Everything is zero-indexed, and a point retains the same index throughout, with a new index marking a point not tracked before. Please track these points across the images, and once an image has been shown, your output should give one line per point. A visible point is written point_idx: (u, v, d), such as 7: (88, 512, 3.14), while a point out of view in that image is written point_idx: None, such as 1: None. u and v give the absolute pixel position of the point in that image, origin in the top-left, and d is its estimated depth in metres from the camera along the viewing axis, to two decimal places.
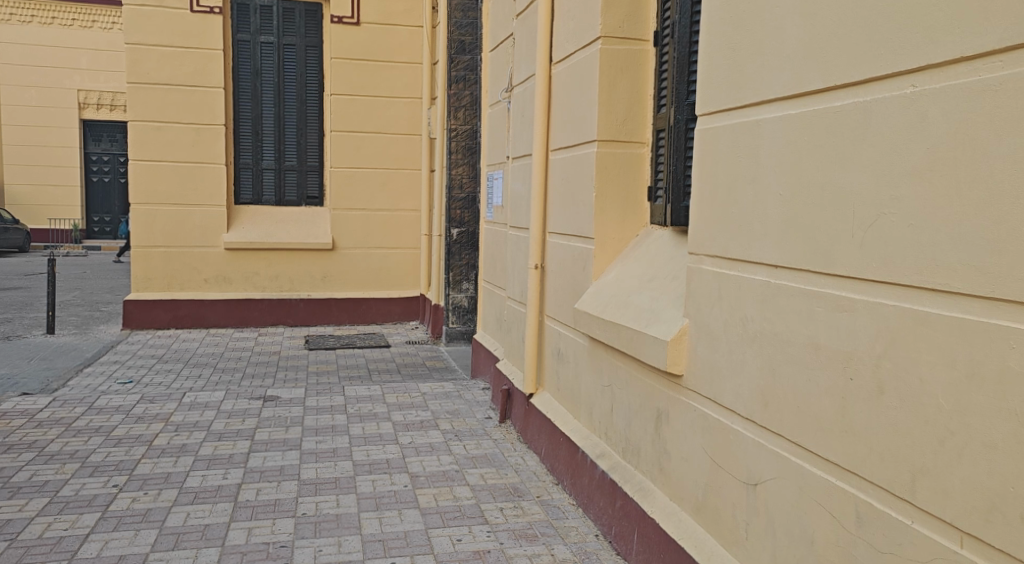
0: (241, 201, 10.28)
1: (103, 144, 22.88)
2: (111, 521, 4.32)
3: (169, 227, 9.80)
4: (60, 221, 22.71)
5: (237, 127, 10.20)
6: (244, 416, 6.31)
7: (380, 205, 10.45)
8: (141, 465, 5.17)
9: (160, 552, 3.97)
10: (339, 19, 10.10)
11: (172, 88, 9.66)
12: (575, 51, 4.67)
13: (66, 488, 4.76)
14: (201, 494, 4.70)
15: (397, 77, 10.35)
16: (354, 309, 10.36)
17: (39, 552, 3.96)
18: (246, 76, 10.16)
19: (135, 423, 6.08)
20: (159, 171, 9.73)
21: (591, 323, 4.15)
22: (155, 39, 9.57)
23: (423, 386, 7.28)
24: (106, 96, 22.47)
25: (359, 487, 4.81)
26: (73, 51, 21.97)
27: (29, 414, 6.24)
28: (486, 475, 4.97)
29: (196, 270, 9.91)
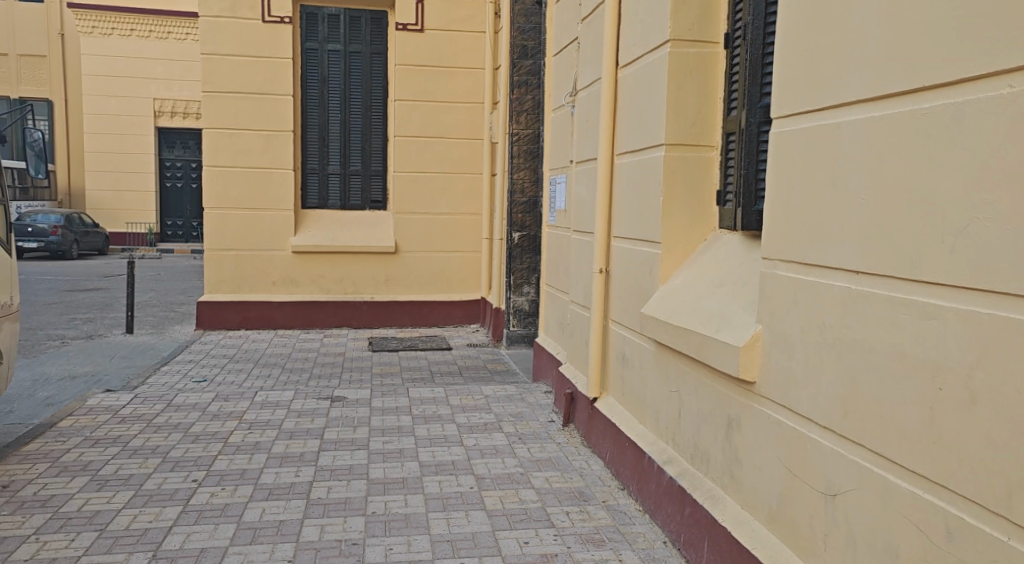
0: (308, 206, 10.50)
1: (177, 150, 23.60)
2: (191, 515, 4.46)
3: (239, 231, 10.08)
4: (137, 224, 23.59)
5: (305, 133, 10.43)
6: (314, 416, 6.44)
7: (443, 209, 10.54)
8: (218, 461, 5.33)
9: (238, 546, 4.09)
10: (403, 26, 10.24)
11: (244, 96, 9.95)
12: (643, 55, 4.66)
13: (149, 482, 4.94)
14: (275, 491, 4.82)
15: (460, 82, 10.42)
16: (416, 312, 10.50)
17: (126, 542, 4.12)
18: (314, 84, 10.39)
19: (211, 420, 6.27)
20: (231, 176, 10.02)
21: (659, 329, 4.13)
22: (228, 48, 9.87)
23: (486, 389, 7.33)
24: (181, 104, 23.19)
25: (426, 488, 4.88)
26: (150, 61, 22.73)
27: (113, 410, 6.50)
28: (551, 479, 4.98)
29: (265, 273, 10.16)
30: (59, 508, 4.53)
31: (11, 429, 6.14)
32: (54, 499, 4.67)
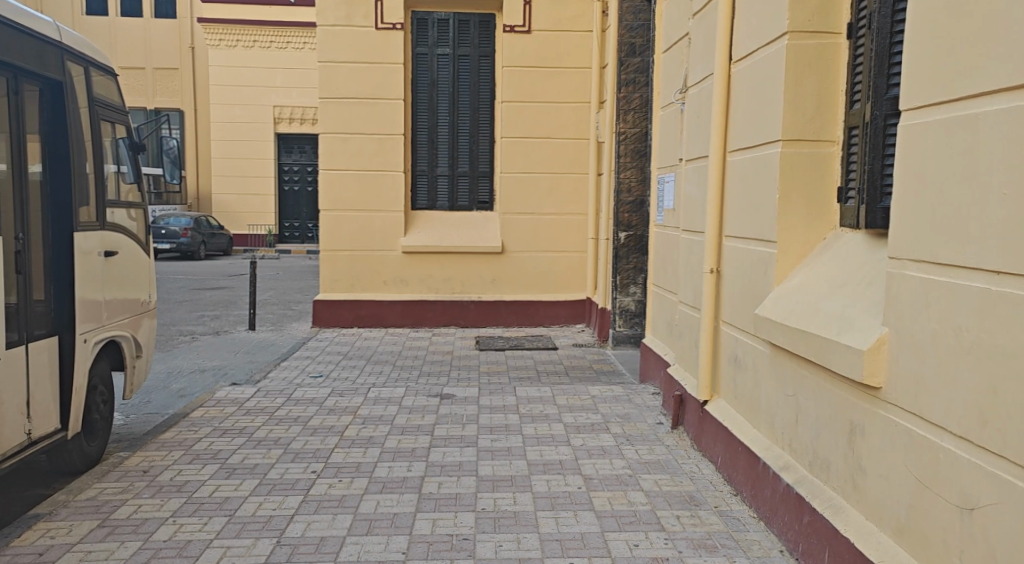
0: (417, 207, 10.74)
1: (295, 155, 24.56)
2: (312, 504, 4.64)
3: (352, 232, 10.41)
4: (258, 226, 24.72)
5: (414, 136, 10.67)
6: (424, 412, 6.58)
7: (549, 210, 10.55)
8: (335, 454, 5.52)
9: (355, 536, 4.22)
10: (511, 28, 10.33)
11: (358, 101, 10.27)
12: (759, 49, 4.53)
13: (272, 471, 5.17)
14: (388, 484, 4.95)
15: (566, 82, 10.40)
16: (522, 312, 10.56)
17: (253, 528, 4.32)
18: (424, 88, 10.61)
19: (328, 414, 6.49)
20: (344, 179, 10.35)
21: (774, 331, 4.01)
22: (344, 55, 10.21)
23: (593, 389, 7.30)
24: (299, 110, 24.11)
25: (535, 486, 4.90)
26: (270, 70, 23.75)
27: (238, 403, 6.82)
28: (660, 482, 4.91)
29: (377, 272, 10.45)
30: (192, 494, 4.80)
31: (148, 418, 6.56)
32: (188, 485, 4.95)
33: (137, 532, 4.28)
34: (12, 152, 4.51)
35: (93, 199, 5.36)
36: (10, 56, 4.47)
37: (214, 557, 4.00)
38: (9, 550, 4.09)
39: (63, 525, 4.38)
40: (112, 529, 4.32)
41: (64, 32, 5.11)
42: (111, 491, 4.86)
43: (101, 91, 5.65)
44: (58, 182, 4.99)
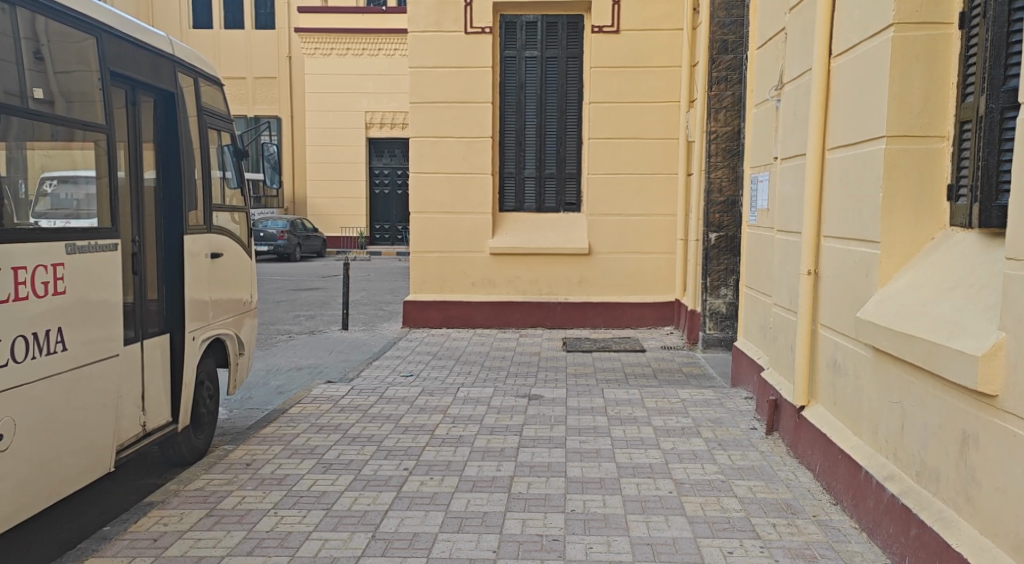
0: (505, 209, 10.80)
1: (385, 158, 25.09)
2: (404, 500, 4.73)
3: (441, 234, 10.56)
4: (350, 228, 25.35)
5: (502, 138, 10.73)
6: (512, 413, 6.61)
7: (637, 211, 10.43)
8: (426, 451, 5.60)
9: (447, 533, 4.28)
10: (599, 29, 10.27)
11: (447, 105, 10.42)
12: (861, 42, 4.38)
13: (366, 468, 5.28)
14: (478, 483, 5.00)
15: (655, 81, 10.28)
16: (609, 313, 10.47)
17: (349, 522, 4.43)
18: (512, 90, 10.66)
19: (418, 413, 6.60)
20: (434, 182, 10.52)
21: (879, 336, 3.85)
22: (434, 60, 10.38)
23: (683, 392, 7.19)
24: (389, 115, 24.55)
25: (624, 489, 4.85)
26: (362, 77, 24.35)
27: (333, 400, 7.01)
28: (755, 488, 4.79)
29: (465, 273, 10.57)
30: (292, 487, 4.96)
31: (250, 414, 6.81)
32: (288, 478, 5.11)
33: (241, 522, 4.44)
34: (130, 160, 4.74)
35: (200, 203, 5.59)
36: (128, 69, 4.71)
37: (313, 549, 4.11)
38: (126, 535, 4.31)
39: (174, 514, 4.58)
40: (219, 518, 4.50)
41: (176, 45, 5.35)
42: (217, 482, 5.07)
43: (209, 101, 5.89)
44: (170, 188, 5.23)
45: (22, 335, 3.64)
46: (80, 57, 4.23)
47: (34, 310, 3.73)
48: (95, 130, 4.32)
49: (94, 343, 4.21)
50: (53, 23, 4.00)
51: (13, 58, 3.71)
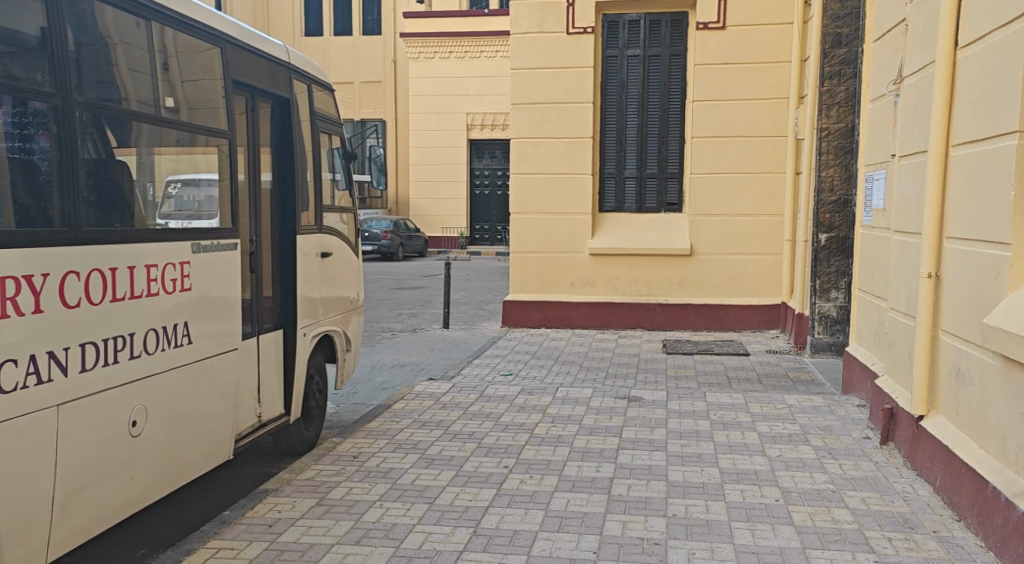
0: (605, 209, 10.73)
1: (486, 160, 25.37)
2: (505, 498, 4.77)
3: (541, 234, 10.62)
4: (451, 228, 25.73)
5: (603, 138, 10.67)
6: (612, 414, 6.56)
7: (742, 211, 10.17)
8: (526, 450, 5.64)
9: (548, 532, 4.29)
10: (705, 25, 10.07)
11: (548, 106, 10.46)
12: (990, 33, 4.16)
13: (468, 464, 5.36)
14: (578, 483, 4.99)
15: (763, 78, 9.99)
16: (712, 315, 10.26)
17: (451, 517, 4.50)
18: (613, 89, 10.59)
19: (518, 412, 6.64)
20: (534, 183, 10.58)
21: (1008, 343, 3.64)
22: (535, 62, 10.44)
23: (790, 398, 6.97)
24: (490, 116, 24.77)
25: (728, 496, 4.75)
26: (464, 79, 24.71)
27: (435, 397, 7.14)
28: (868, 500, 4.60)
29: (564, 274, 10.59)
30: (397, 480, 5.08)
31: (355, 408, 7.02)
32: (392, 471, 5.24)
33: (349, 512, 4.58)
34: (249, 164, 4.96)
35: (312, 204, 5.79)
36: (248, 77, 4.93)
37: (417, 541, 4.20)
38: (244, 520, 4.51)
39: (287, 502, 4.77)
40: (328, 508, 4.66)
41: (292, 53, 5.56)
42: (326, 473, 5.25)
43: (321, 106, 6.10)
44: (284, 190, 5.44)
45: (152, 328, 3.86)
46: (205, 67, 4.45)
47: (164, 304, 3.95)
48: (218, 135, 4.54)
49: (215, 336, 4.43)
50: (181, 35, 4.21)
51: (146, 68, 3.93)
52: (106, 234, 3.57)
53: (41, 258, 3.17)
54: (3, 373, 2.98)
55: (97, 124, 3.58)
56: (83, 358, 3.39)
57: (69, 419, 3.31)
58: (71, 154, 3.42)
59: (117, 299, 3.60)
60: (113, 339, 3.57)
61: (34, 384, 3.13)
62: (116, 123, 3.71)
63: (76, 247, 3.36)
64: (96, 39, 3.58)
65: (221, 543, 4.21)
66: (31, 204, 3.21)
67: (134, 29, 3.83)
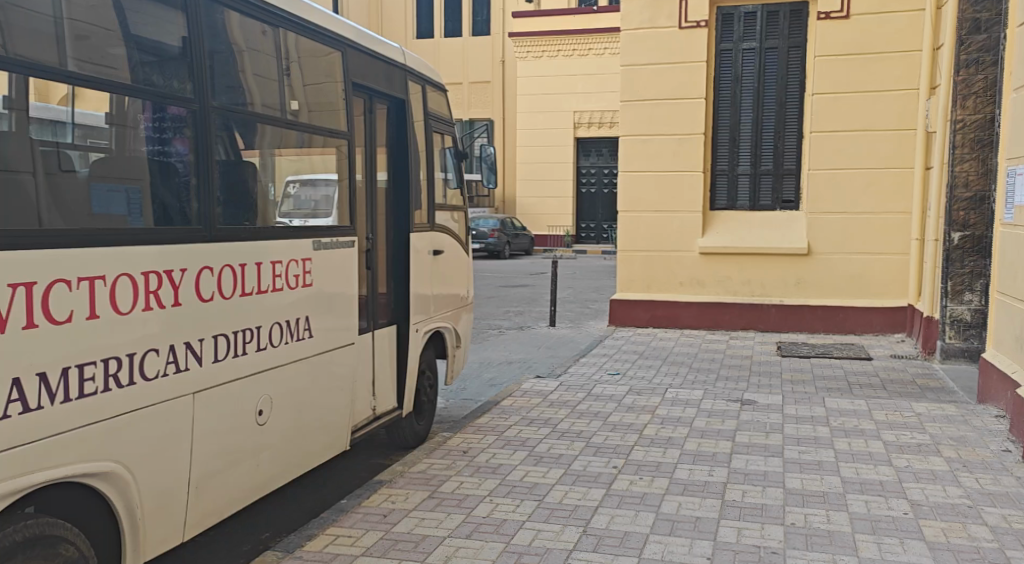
0: (716, 207, 10.46)
1: (593, 158, 25.18)
2: (615, 498, 4.72)
3: (650, 233, 10.48)
4: (558, 227, 25.68)
5: (715, 134, 10.41)
6: (724, 417, 6.39)
7: (865, 209, 9.71)
8: (635, 451, 5.56)
9: (659, 535, 4.21)
10: (826, 15, 9.68)
11: (659, 102, 10.29)
12: None
13: (576, 463, 5.33)
14: (690, 487, 4.88)
15: (890, 68, 9.50)
16: (830, 317, 9.86)
17: (561, 515, 4.48)
18: (726, 84, 10.31)
19: (626, 412, 6.57)
20: (643, 181, 10.45)
21: None
22: (646, 57, 10.31)
23: (918, 406, 6.60)
24: (597, 114, 24.62)
25: (852, 506, 4.53)
26: (572, 77, 24.67)
27: (543, 394, 7.15)
28: (1009, 518, 4.30)
29: (674, 273, 10.41)
30: (506, 476, 5.10)
31: (464, 404, 7.11)
32: (502, 467, 5.28)
33: (460, 506, 4.64)
34: (366, 164, 5.08)
35: (425, 203, 5.88)
36: (367, 80, 5.06)
37: (527, 538, 4.20)
38: (360, 509, 4.63)
39: (401, 493, 4.87)
40: (440, 500, 4.72)
41: (408, 55, 5.67)
42: (438, 466, 5.33)
43: (434, 106, 6.19)
44: (399, 189, 5.55)
45: (277, 322, 4.01)
46: (327, 70, 4.59)
47: (286, 300, 4.10)
48: (338, 136, 4.68)
49: (334, 330, 4.57)
50: (304, 41, 4.35)
51: (272, 73, 4.07)
52: (235, 232, 3.73)
53: (179, 255, 3.35)
54: (147, 361, 3.16)
55: (227, 128, 3.73)
56: (216, 348, 3.55)
57: (203, 407, 3.47)
58: (207, 156, 3.58)
59: (246, 294, 3.76)
60: (242, 332, 3.73)
61: (173, 372, 3.30)
62: (243, 126, 3.85)
63: (209, 245, 3.53)
64: (226, 46, 3.73)
65: (339, 531, 4.33)
66: (172, 205, 3.38)
67: (260, 36, 3.98)
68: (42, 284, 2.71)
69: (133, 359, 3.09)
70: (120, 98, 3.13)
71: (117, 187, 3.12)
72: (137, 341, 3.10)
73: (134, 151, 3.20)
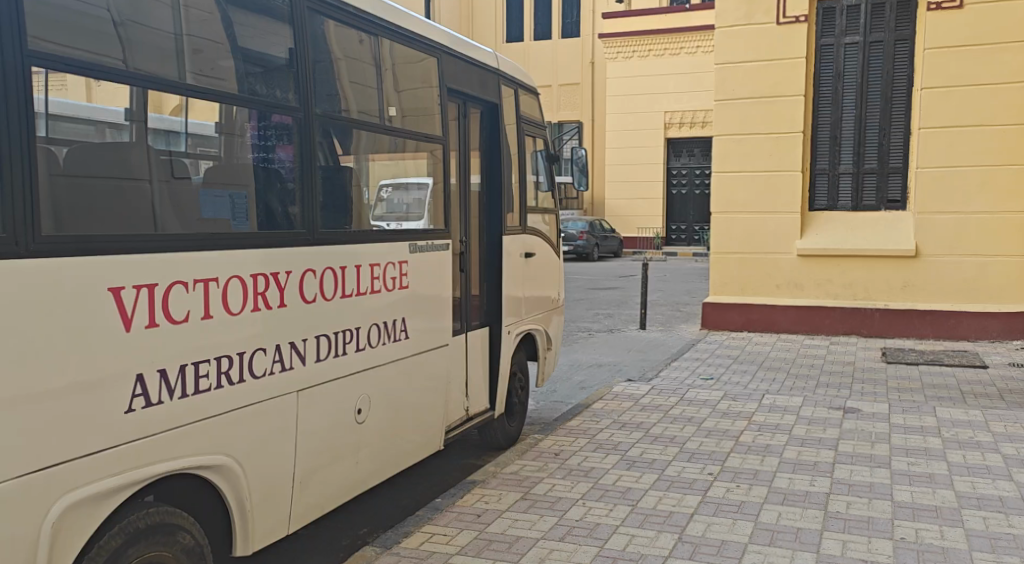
0: (816, 207, 10.15)
1: (683, 159, 24.91)
2: (711, 506, 4.64)
3: (745, 234, 10.25)
4: (648, 229, 25.35)
5: (814, 132, 10.11)
6: (825, 425, 6.20)
7: (978, 208, 9.24)
8: (732, 458, 5.45)
9: (758, 545, 4.11)
10: (937, 5, 9.25)
11: (755, 100, 10.06)
12: None
13: (670, 469, 5.26)
14: (791, 496, 4.75)
15: (1007, 60, 9.00)
16: (940, 323, 9.41)
17: (656, 521, 4.44)
18: (827, 80, 10.00)
19: (722, 417, 6.44)
20: (738, 181, 10.24)
21: None
22: (742, 55, 10.09)
23: None
24: (689, 114, 24.26)
25: (968, 523, 4.32)
26: (663, 77, 24.38)
27: (634, 398, 7.09)
28: None
29: (770, 276, 10.16)
30: (598, 480, 5.08)
31: (555, 406, 7.12)
32: (594, 471, 5.26)
33: (553, 509, 4.64)
34: (460, 167, 5.16)
35: (517, 205, 5.92)
36: (462, 85, 5.13)
37: (621, 542, 4.18)
38: (454, 508, 4.70)
39: (494, 493, 4.91)
40: (533, 502, 4.74)
41: (501, 59, 5.72)
42: (530, 468, 5.35)
43: (527, 109, 6.23)
44: (493, 191, 5.60)
45: (375, 323, 4.12)
46: (423, 76, 4.68)
47: (384, 301, 4.20)
48: (433, 140, 4.76)
49: (429, 332, 4.65)
50: (399, 47, 4.44)
51: (370, 80, 4.16)
52: (336, 236, 3.84)
53: (284, 258, 3.48)
54: (255, 360, 3.29)
55: (327, 135, 3.83)
56: (318, 348, 3.67)
57: (307, 404, 3.59)
58: (311, 162, 3.71)
59: (346, 295, 3.88)
60: (342, 332, 3.84)
61: (279, 370, 3.43)
62: (343, 133, 3.95)
63: (311, 248, 3.65)
64: (326, 56, 3.84)
65: (434, 528, 4.40)
66: (278, 211, 3.51)
67: (358, 45, 4.08)
68: (162, 286, 2.86)
69: (243, 357, 3.22)
70: (228, 107, 3.25)
71: (222, 193, 3.23)
72: (246, 340, 3.24)
73: (241, 158, 3.32)
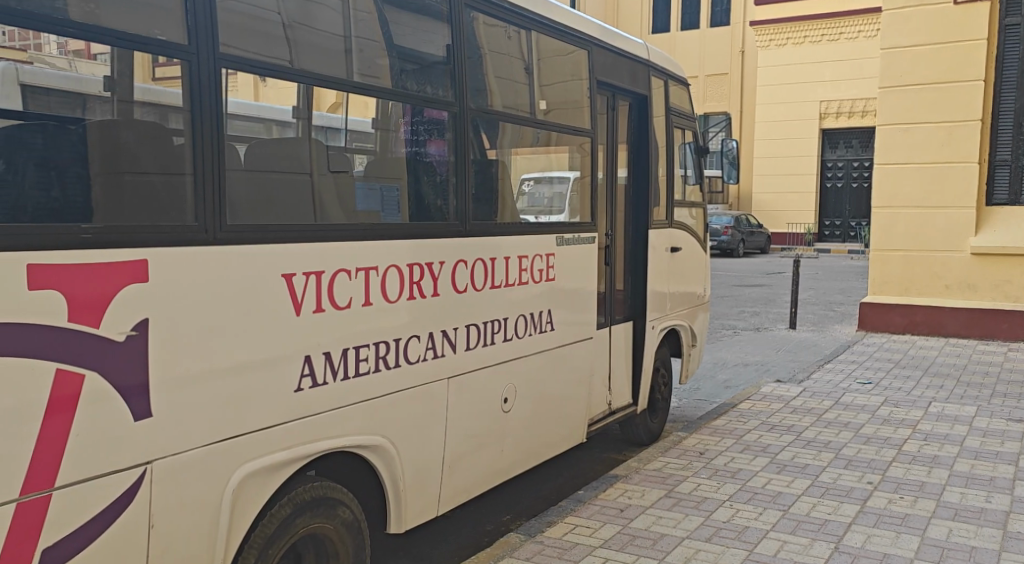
0: (994, 202, 9.38)
1: (840, 150, 23.78)
2: (871, 516, 4.40)
3: (910, 230, 9.65)
4: (798, 224, 24.27)
5: (995, 121, 9.30)
6: (1003, 438, 5.73)
7: None
8: (894, 467, 5.15)
9: (926, 561, 3.87)
10: None
11: (926, 87, 9.44)
12: None
13: (825, 475, 5.04)
14: (963, 512, 4.44)
15: None
16: None
17: (809, 528, 4.26)
18: (1012, 62, 9.12)
19: (882, 424, 6.09)
20: (904, 174, 9.66)
21: None
22: (913, 38, 9.48)
23: None
24: (848, 104, 23.05)
25: None
26: (820, 65, 23.29)
27: (785, 400, 6.84)
28: None
29: (938, 276, 9.51)
30: (747, 482, 4.94)
31: (700, 404, 6.98)
32: (742, 473, 5.11)
33: (699, 508, 4.55)
34: (608, 161, 5.13)
35: (664, 199, 5.82)
36: (612, 78, 5.09)
37: (772, 548, 4.04)
38: (597, 501, 4.69)
39: (637, 489, 4.87)
40: (677, 501, 4.67)
41: (652, 50, 5.63)
42: (675, 466, 5.26)
43: (676, 101, 6.11)
44: (641, 184, 5.53)
45: (522, 314, 4.17)
46: (572, 69, 4.68)
47: (531, 292, 4.25)
48: (581, 134, 4.77)
49: (574, 324, 4.66)
50: (548, 40, 4.45)
51: (518, 75, 4.20)
52: (485, 228, 3.92)
53: (436, 249, 3.58)
54: (410, 347, 3.41)
55: (476, 129, 3.90)
56: (468, 337, 3.76)
57: (457, 391, 3.70)
58: (461, 156, 3.78)
59: (495, 286, 3.96)
60: (490, 323, 3.91)
61: (431, 358, 3.54)
62: (489, 126, 3.99)
63: (461, 239, 3.74)
64: (475, 51, 3.90)
65: (577, 520, 4.42)
66: (431, 203, 3.61)
67: (505, 40, 4.12)
68: (328, 273, 3.02)
69: (399, 344, 3.35)
70: (384, 103, 3.35)
71: (376, 187, 3.35)
72: (402, 327, 3.36)
73: (395, 152, 3.43)
